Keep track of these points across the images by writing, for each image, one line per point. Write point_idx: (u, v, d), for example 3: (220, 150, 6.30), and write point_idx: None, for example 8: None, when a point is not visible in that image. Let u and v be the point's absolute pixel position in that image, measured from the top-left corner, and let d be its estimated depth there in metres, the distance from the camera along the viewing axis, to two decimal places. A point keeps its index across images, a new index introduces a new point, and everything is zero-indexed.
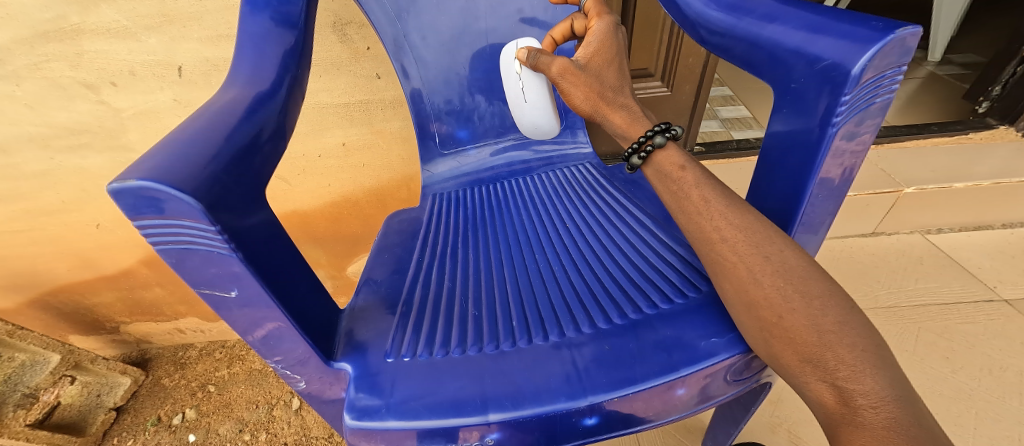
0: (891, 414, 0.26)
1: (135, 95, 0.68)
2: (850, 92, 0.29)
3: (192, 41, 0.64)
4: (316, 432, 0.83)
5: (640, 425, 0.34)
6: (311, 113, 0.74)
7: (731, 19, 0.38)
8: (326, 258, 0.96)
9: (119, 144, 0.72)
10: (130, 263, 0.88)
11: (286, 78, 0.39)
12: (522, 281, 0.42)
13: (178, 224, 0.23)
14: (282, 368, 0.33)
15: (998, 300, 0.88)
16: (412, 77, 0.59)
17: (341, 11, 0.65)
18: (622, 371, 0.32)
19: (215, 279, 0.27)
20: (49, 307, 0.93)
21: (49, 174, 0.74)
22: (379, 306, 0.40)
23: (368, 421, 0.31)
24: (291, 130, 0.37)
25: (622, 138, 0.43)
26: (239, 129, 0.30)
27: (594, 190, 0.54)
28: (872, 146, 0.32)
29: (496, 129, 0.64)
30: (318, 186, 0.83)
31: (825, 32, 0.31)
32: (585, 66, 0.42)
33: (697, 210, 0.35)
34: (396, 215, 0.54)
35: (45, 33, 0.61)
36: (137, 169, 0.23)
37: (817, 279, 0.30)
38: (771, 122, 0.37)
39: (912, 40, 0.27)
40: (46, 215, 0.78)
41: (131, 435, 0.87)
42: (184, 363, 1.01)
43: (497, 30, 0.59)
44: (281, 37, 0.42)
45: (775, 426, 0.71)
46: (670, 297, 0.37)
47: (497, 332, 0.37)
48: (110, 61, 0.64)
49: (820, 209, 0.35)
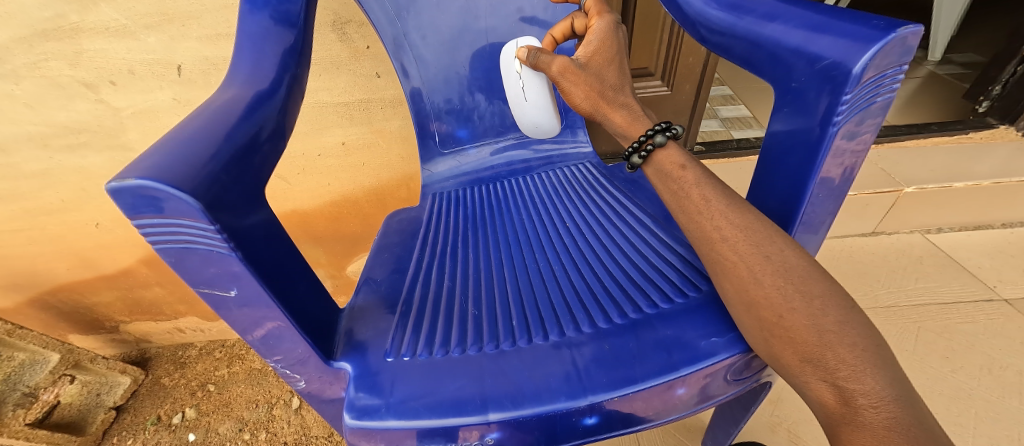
0: (891, 414, 0.26)
1: (135, 94, 0.68)
2: (850, 92, 0.29)
3: (191, 40, 0.64)
4: (316, 432, 0.83)
5: (640, 424, 0.34)
6: (311, 112, 0.74)
7: (731, 18, 0.37)
8: (326, 258, 0.96)
9: (118, 143, 0.72)
10: (130, 262, 0.88)
11: (285, 77, 0.38)
12: (522, 280, 0.42)
13: (178, 223, 0.23)
14: (281, 368, 0.33)
15: (997, 299, 0.88)
16: (412, 76, 0.59)
17: (340, 10, 0.65)
18: (622, 371, 0.32)
19: (215, 278, 0.27)
20: (49, 306, 0.93)
21: (49, 174, 0.73)
22: (378, 306, 0.40)
23: (368, 420, 0.31)
24: (291, 129, 0.37)
25: (622, 137, 0.43)
26: (239, 128, 0.30)
27: (594, 189, 0.54)
28: (872, 146, 0.32)
29: (496, 129, 0.64)
30: (318, 186, 0.83)
31: (826, 31, 0.31)
32: (585, 65, 0.42)
33: (697, 209, 0.35)
34: (396, 214, 0.54)
35: (44, 32, 0.61)
36: (136, 168, 0.23)
37: (817, 279, 0.30)
38: (772, 122, 0.37)
39: (913, 39, 0.27)
40: (45, 214, 0.78)
41: (131, 434, 0.87)
42: (184, 362, 1.01)
43: (497, 29, 0.58)
44: (280, 36, 0.41)
45: (775, 426, 0.71)
46: (670, 297, 0.37)
47: (497, 332, 0.37)
48: (109, 60, 0.64)
49: (820, 209, 0.35)
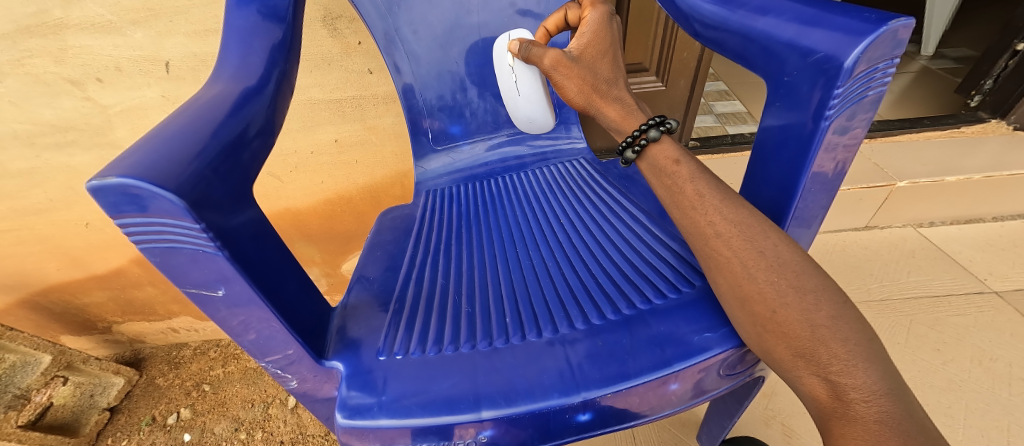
0: (883, 408, 0.26)
1: (123, 91, 0.67)
2: (843, 85, 0.29)
3: (179, 35, 0.63)
4: (312, 431, 0.83)
5: (634, 420, 0.34)
6: (303, 110, 0.73)
7: (724, 12, 0.37)
8: (320, 256, 0.95)
9: (108, 141, 0.71)
10: (121, 262, 0.87)
11: (274, 73, 0.38)
12: (516, 277, 0.42)
13: (161, 222, 0.23)
14: (273, 368, 0.33)
15: (988, 292, 0.89)
16: (404, 72, 0.59)
17: (331, 5, 0.64)
18: (615, 366, 0.32)
19: (203, 278, 0.26)
20: (39, 307, 0.92)
21: (36, 173, 0.72)
22: (371, 304, 0.39)
23: (359, 419, 0.31)
24: (280, 125, 0.36)
25: (616, 132, 0.43)
26: (226, 125, 0.29)
27: (588, 186, 0.54)
28: (863, 140, 0.32)
29: (490, 125, 0.64)
30: (310, 184, 0.82)
31: (819, 25, 0.30)
32: (579, 58, 0.43)
33: (691, 204, 0.35)
34: (389, 212, 0.54)
35: (28, 28, 0.60)
36: (117, 166, 0.23)
37: (810, 273, 0.30)
38: (765, 117, 0.36)
39: (905, 32, 0.27)
40: (33, 214, 0.77)
41: (126, 435, 0.86)
42: (178, 362, 1.00)
43: (489, 24, 0.58)
44: (269, 31, 0.41)
45: (769, 419, 0.72)
46: (665, 292, 0.37)
47: (491, 329, 0.36)
48: (95, 57, 0.63)
49: (813, 203, 0.35)
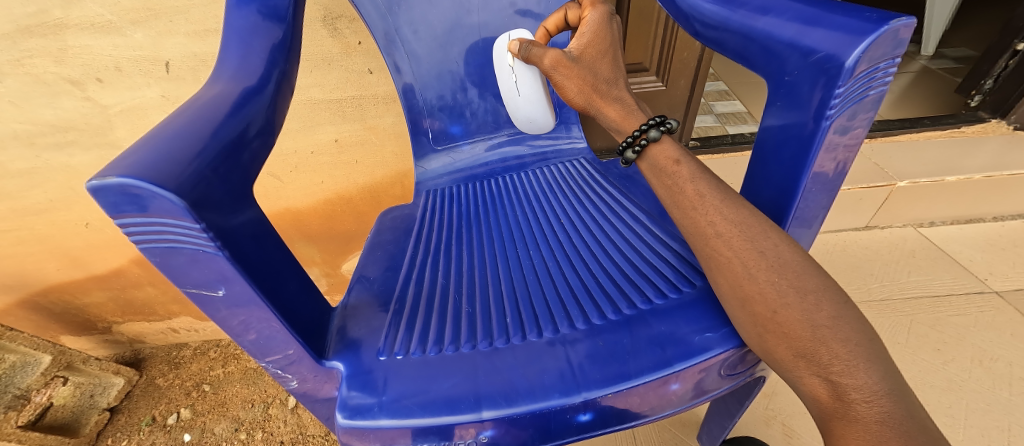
0: (884, 408, 0.26)
1: (122, 91, 0.67)
2: (844, 84, 0.29)
3: (179, 35, 0.63)
4: (313, 431, 0.83)
5: (635, 420, 0.33)
6: (303, 110, 0.73)
7: (725, 11, 0.37)
8: (320, 256, 0.95)
9: (108, 141, 0.71)
10: (121, 262, 0.87)
11: (274, 72, 0.38)
12: (516, 277, 0.42)
13: (161, 222, 0.23)
14: (273, 368, 0.33)
15: (989, 291, 0.89)
16: (404, 72, 0.59)
17: (331, 5, 0.64)
18: (616, 366, 0.32)
19: (204, 278, 0.26)
20: (39, 307, 0.91)
21: (36, 173, 0.72)
22: (371, 304, 0.39)
23: (360, 419, 0.31)
24: (280, 125, 0.36)
25: (616, 132, 0.43)
26: (226, 124, 0.29)
27: (588, 185, 0.54)
28: (864, 140, 0.32)
29: (491, 125, 0.64)
30: (310, 184, 0.82)
31: (820, 24, 0.30)
32: (579, 59, 0.43)
33: (691, 204, 0.35)
34: (389, 212, 0.54)
35: (28, 28, 0.60)
36: (116, 166, 0.23)
37: (811, 273, 0.30)
38: (765, 117, 0.36)
39: (906, 31, 0.27)
40: (33, 214, 0.77)
41: (126, 435, 0.86)
42: (178, 362, 1.00)
43: (489, 24, 0.58)
44: (269, 31, 0.41)
45: (769, 419, 0.72)
46: (665, 292, 0.37)
47: (491, 329, 0.36)
48: (95, 57, 0.63)
49: (814, 203, 0.35)
